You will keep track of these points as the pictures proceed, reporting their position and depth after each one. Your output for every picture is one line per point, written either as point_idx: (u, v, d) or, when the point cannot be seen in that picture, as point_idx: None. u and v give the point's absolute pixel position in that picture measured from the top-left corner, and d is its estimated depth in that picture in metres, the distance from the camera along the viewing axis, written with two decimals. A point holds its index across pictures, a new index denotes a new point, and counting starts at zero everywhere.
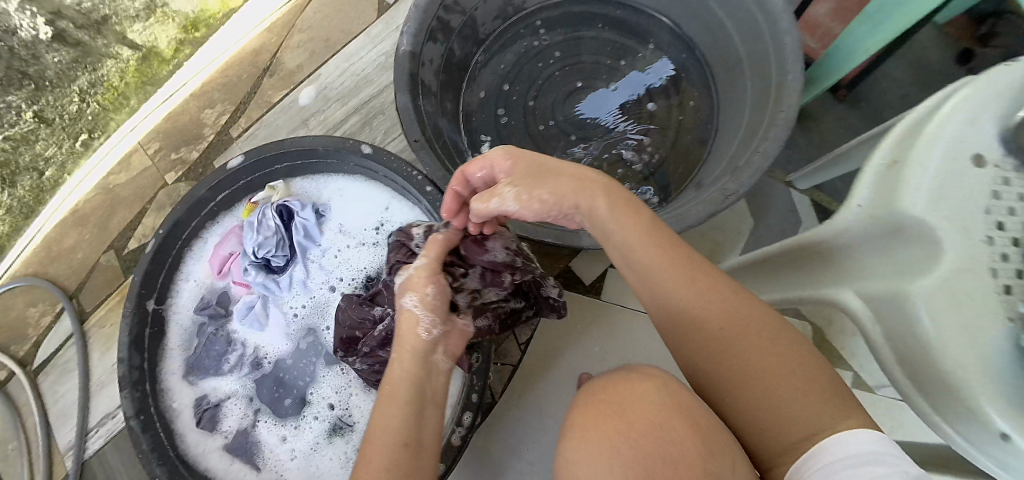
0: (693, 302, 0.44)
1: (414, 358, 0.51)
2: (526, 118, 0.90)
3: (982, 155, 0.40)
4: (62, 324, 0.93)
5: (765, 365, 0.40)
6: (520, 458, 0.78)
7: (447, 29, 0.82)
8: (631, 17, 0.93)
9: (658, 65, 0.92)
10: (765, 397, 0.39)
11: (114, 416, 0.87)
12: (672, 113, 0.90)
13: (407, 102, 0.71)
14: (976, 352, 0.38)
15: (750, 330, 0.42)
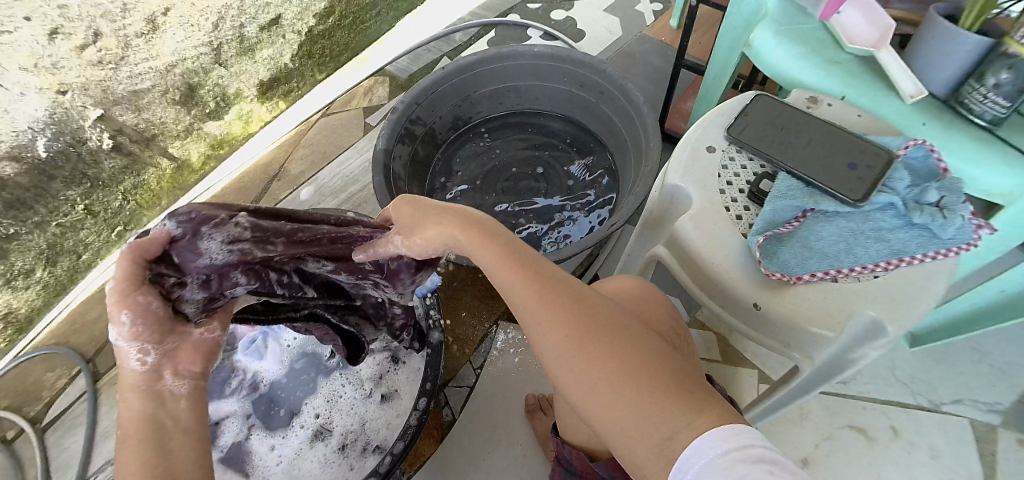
0: (546, 324, 0.50)
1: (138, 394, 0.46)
2: (477, 196, 1.20)
3: (710, 148, 0.73)
4: (77, 384, 1.06)
5: (602, 372, 0.46)
6: (477, 466, 0.92)
7: (414, 133, 1.12)
8: (550, 123, 1.30)
9: (574, 153, 1.26)
10: (606, 402, 0.45)
11: (114, 462, 0.95)
12: (584, 185, 1.20)
13: (380, 179, 0.98)
14: (722, 251, 0.64)
15: (594, 340, 0.47)
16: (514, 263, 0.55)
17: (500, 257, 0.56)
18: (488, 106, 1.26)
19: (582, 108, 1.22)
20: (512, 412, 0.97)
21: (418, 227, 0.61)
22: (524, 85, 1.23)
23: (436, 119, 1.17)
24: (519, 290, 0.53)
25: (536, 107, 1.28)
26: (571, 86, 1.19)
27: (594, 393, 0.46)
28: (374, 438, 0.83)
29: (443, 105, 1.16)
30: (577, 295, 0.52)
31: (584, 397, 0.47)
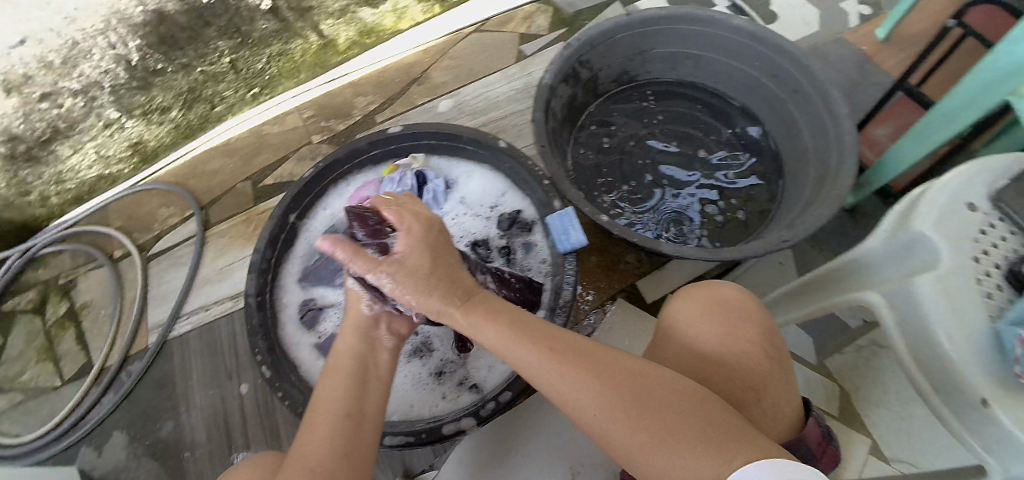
0: (575, 392, 0.53)
1: (355, 333, 0.63)
2: (622, 161, 1.10)
3: (973, 203, 0.57)
4: (186, 226, 1.07)
5: (638, 434, 0.49)
6: (545, 430, 0.95)
7: (578, 77, 1.03)
8: (721, 107, 1.17)
9: (734, 146, 1.14)
10: (652, 459, 0.48)
11: (207, 308, 0.98)
12: (739, 184, 1.10)
13: (541, 116, 0.90)
14: (959, 326, 0.53)
15: (628, 406, 0.51)
16: (545, 343, 0.57)
17: (518, 330, 0.58)
18: (658, 69, 1.15)
19: (765, 98, 1.09)
20: None
21: (444, 288, 0.62)
22: (707, 57, 1.10)
23: (603, 67, 1.07)
24: (551, 366, 0.55)
25: (709, 83, 1.16)
26: (761, 74, 1.05)
27: (622, 434, 0.50)
28: (472, 376, 0.82)
29: (614, 55, 1.06)
30: (610, 361, 0.55)
31: (608, 437, 0.51)
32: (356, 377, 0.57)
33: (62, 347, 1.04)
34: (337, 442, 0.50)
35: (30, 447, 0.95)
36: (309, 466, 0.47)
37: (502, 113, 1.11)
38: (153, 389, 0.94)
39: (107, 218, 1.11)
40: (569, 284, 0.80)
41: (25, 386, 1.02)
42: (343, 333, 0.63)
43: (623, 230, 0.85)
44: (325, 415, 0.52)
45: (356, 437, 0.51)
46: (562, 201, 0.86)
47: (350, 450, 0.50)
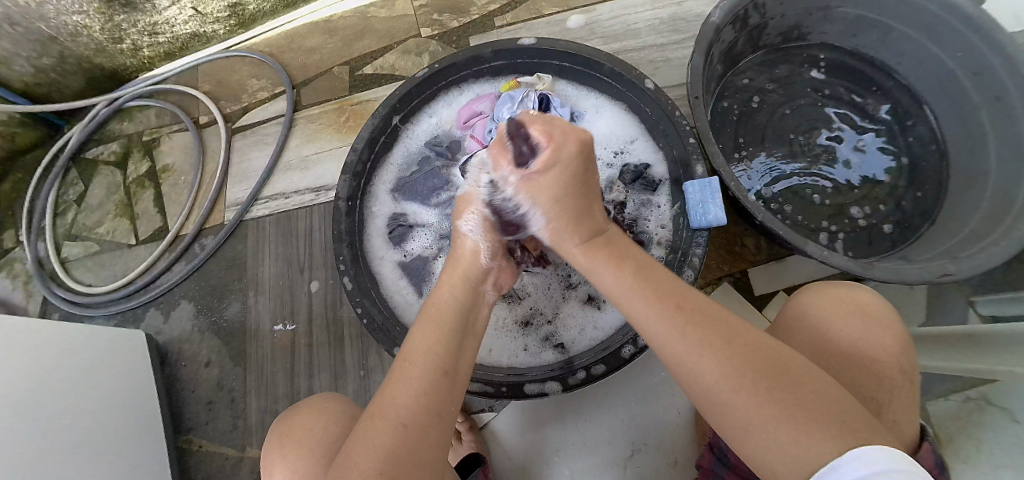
0: (669, 337, 0.42)
1: (463, 284, 0.50)
2: (762, 132, 0.90)
3: None
4: (275, 105, 0.99)
5: (760, 410, 0.36)
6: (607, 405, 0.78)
7: (745, 21, 0.83)
8: (898, 98, 0.90)
9: (902, 151, 0.88)
10: (757, 435, 0.36)
11: (287, 197, 0.92)
12: (895, 190, 0.86)
13: (700, 62, 0.73)
14: None
15: (749, 374, 0.38)
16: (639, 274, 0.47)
17: (643, 283, 0.46)
18: (836, 32, 0.91)
19: (953, 99, 0.83)
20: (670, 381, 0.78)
21: (569, 219, 0.50)
22: (899, 32, 0.85)
23: (775, 16, 0.87)
24: (642, 296, 0.45)
25: (891, 65, 0.90)
26: (959, 67, 0.81)
27: (730, 399, 0.38)
28: (559, 334, 0.72)
29: (793, 2, 0.85)
30: (710, 311, 0.43)
31: (713, 398, 0.39)
32: (458, 330, 0.47)
33: (141, 205, 1.02)
34: (426, 398, 0.42)
35: (104, 301, 0.96)
36: (401, 422, 0.40)
37: (639, 42, 0.94)
38: (224, 267, 0.92)
39: (196, 80, 1.05)
40: (696, 258, 0.66)
41: (101, 239, 1.02)
42: (447, 280, 0.51)
43: (767, 217, 0.67)
44: (417, 371, 0.43)
45: (445, 399, 0.43)
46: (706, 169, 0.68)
47: (444, 408, 0.42)
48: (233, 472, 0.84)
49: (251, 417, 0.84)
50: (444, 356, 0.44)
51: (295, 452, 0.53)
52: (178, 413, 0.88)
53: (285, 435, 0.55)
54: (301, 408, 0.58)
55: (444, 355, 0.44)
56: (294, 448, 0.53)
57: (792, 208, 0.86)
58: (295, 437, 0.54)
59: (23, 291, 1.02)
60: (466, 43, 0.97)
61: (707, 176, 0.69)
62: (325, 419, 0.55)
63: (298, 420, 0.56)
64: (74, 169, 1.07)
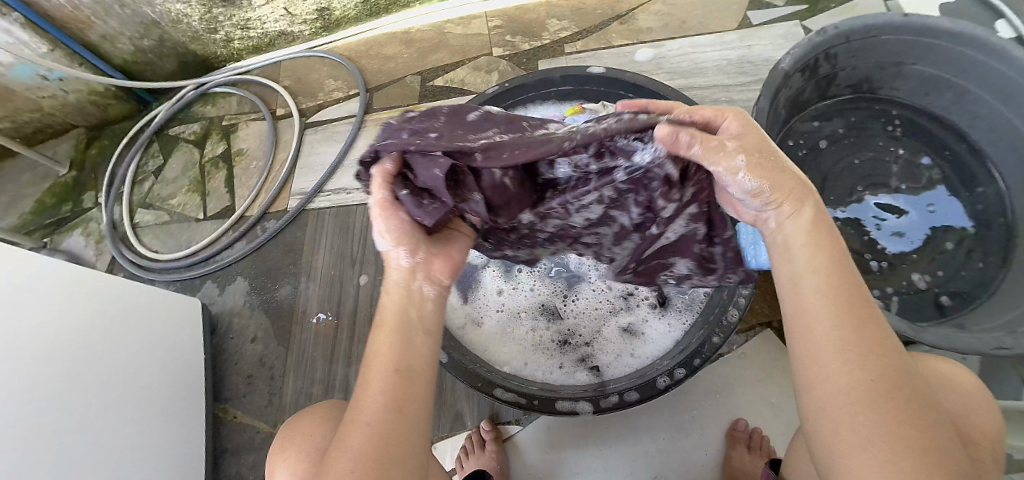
0: (825, 335, 0.38)
1: (404, 294, 0.46)
2: (821, 181, 0.89)
3: None
4: (348, 104, 1.06)
5: (879, 437, 0.34)
6: (635, 435, 0.78)
7: (816, 70, 0.84)
8: (968, 162, 0.88)
9: (965, 217, 0.86)
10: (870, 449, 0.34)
11: (349, 191, 0.98)
12: (958, 254, 0.83)
13: (765, 106, 0.74)
14: None
15: (894, 396, 0.35)
16: (829, 263, 0.41)
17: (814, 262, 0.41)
18: (907, 89, 0.91)
19: None
20: (702, 421, 0.78)
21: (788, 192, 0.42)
22: (976, 95, 0.84)
23: (846, 67, 0.87)
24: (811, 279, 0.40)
25: (963, 127, 0.88)
26: None
27: (841, 408, 0.36)
28: (596, 357, 0.73)
29: (867, 56, 0.86)
30: (876, 326, 0.39)
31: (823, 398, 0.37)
32: (408, 327, 0.45)
33: (213, 183, 1.09)
34: (387, 397, 0.41)
35: (167, 268, 1.03)
36: (364, 425, 0.39)
37: (704, 81, 0.96)
38: (281, 251, 0.97)
39: (278, 74, 1.13)
40: (740, 300, 0.66)
41: (172, 210, 1.09)
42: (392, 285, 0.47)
43: None
44: (377, 376, 0.42)
45: (405, 395, 0.41)
46: None
47: (403, 403, 0.41)
48: (262, 447, 0.87)
49: (287, 396, 0.88)
50: (393, 354, 0.43)
51: (295, 457, 0.54)
52: (220, 382, 0.93)
53: (288, 438, 0.57)
54: (299, 416, 0.59)
55: (397, 355, 0.43)
56: (294, 453, 0.55)
57: (844, 260, 0.84)
58: (293, 442, 0.56)
59: (94, 249, 1.10)
60: (535, 66, 1.01)
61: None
62: (319, 422, 0.56)
63: (299, 423, 0.58)
64: (156, 143, 1.16)
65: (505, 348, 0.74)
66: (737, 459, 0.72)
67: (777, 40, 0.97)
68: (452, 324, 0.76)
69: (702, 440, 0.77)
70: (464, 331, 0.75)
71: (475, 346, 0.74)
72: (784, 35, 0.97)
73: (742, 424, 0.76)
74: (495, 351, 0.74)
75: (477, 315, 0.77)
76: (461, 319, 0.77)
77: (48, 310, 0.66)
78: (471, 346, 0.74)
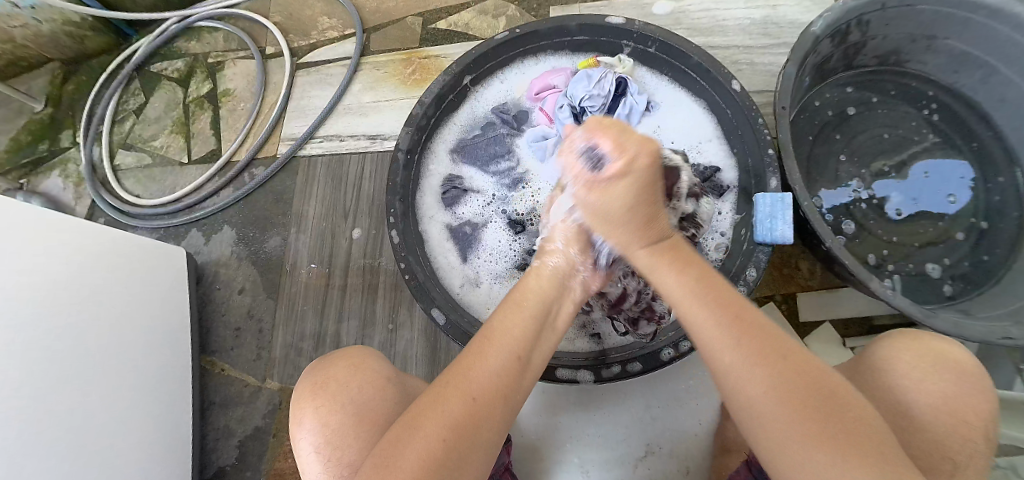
0: (722, 352, 0.39)
1: (550, 278, 0.50)
2: (840, 155, 0.85)
3: None
4: (343, 46, 0.98)
5: (813, 448, 0.34)
6: (626, 402, 0.77)
7: (845, 36, 0.78)
8: (990, 149, 0.83)
9: (979, 212, 0.81)
10: (799, 456, 0.35)
11: (342, 140, 0.92)
12: (968, 238, 0.80)
13: (794, 71, 0.69)
14: None
15: (816, 411, 0.35)
16: (703, 279, 0.44)
17: (701, 287, 0.43)
18: (936, 64, 0.85)
19: None
20: (697, 392, 0.76)
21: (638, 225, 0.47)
22: (1006, 76, 0.78)
23: (877, 36, 0.81)
24: (700, 302, 0.42)
25: (989, 109, 0.83)
26: None
27: (772, 428, 0.36)
28: (597, 324, 0.71)
29: (902, 24, 0.79)
30: (768, 326, 0.41)
31: (755, 419, 0.37)
32: (539, 320, 0.46)
33: (198, 125, 1.03)
34: (503, 379, 0.41)
35: (151, 214, 0.98)
36: (470, 396, 0.39)
37: (725, 40, 0.89)
38: (270, 200, 0.92)
39: (267, 9, 1.05)
40: (751, 275, 0.63)
41: (155, 153, 1.03)
42: (536, 272, 0.51)
43: (836, 244, 0.61)
44: (498, 348, 0.42)
45: (516, 385, 0.42)
46: (781, 182, 0.65)
47: (511, 393, 0.41)
48: (250, 400, 0.85)
49: (276, 350, 0.86)
50: (521, 341, 0.44)
51: (328, 407, 0.50)
52: (208, 334, 0.90)
53: (320, 384, 0.52)
54: (334, 359, 0.55)
55: (523, 341, 0.44)
56: (329, 402, 0.50)
57: (850, 236, 0.81)
58: (332, 388, 0.51)
59: (74, 191, 1.05)
60: (546, 12, 0.94)
61: (780, 191, 0.64)
62: (364, 377, 0.52)
63: (334, 370, 0.53)
64: (137, 79, 1.08)
65: None
66: (729, 430, 0.70)
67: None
68: (450, 285, 0.72)
69: (698, 410, 0.75)
70: (461, 292, 0.72)
71: (470, 308, 0.71)
72: None
73: None
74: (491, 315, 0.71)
75: (473, 276, 0.73)
76: (457, 280, 0.73)
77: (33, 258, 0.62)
78: (468, 308, 0.71)
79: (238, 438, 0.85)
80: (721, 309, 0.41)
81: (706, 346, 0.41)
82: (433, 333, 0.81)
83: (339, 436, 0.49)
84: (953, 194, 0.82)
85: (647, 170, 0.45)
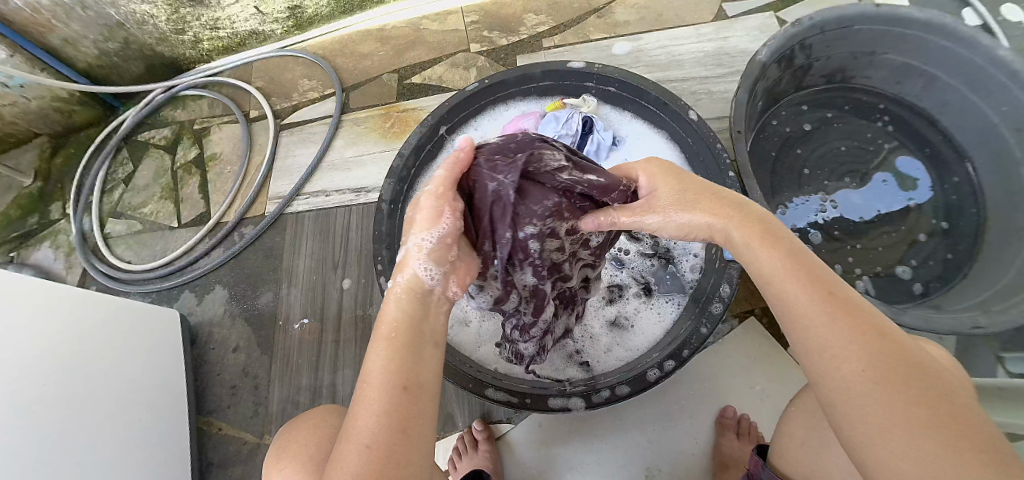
0: (815, 322, 0.39)
1: (413, 293, 0.45)
2: (800, 170, 0.90)
3: None
4: (325, 104, 1.04)
5: (905, 423, 0.33)
6: (623, 424, 0.78)
7: (791, 61, 0.84)
8: (940, 151, 0.89)
9: (939, 212, 0.86)
10: (897, 440, 0.33)
11: (329, 194, 0.96)
12: (930, 238, 0.85)
13: (745, 98, 0.74)
14: None
15: (918, 398, 0.34)
16: (794, 257, 0.43)
17: (791, 262, 0.42)
18: (880, 77, 0.91)
19: (996, 150, 0.82)
20: (693, 411, 0.78)
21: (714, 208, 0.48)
22: (945, 83, 0.85)
23: (821, 58, 0.88)
24: (789, 274, 0.41)
25: (935, 115, 0.89)
26: (1003, 121, 0.80)
27: (859, 404, 0.35)
28: (585, 352, 0.73)
29: (842, 46, 0.86)
30: (857, 302, 0.40)
31: (842, 396, 0.36)
32: (415, 340, 0.42)
33: (187, 189, 1.06)
34: (390, 416, 0.38)
35: (143, 279, 1.00)
36: (363, 443, 0.37)
37: (682, 73, 0.96)
38: (261, 257, 0.95)
39: (250, 75, 1.10)
40: (725, 291, 0.66)
41: (145, 219, 1.06)
42: (395, 293, 0.45)
43: None
44: (378, 387, 0.39)
45: (412, 413, 0.39)
46: None
47: (410, 425, 0.38)
48: (250, 458, 0.85)
49: (274, 405, 0.86)
50: (401, 371, 0.40)
51: (293, 464, 0.51)
52: (204, 394, 0.91)
53: (288, 446, 0.54)
54: (302, 421, 0.57)
55: (403, 368, 0.40)
56: (292, 461, 0.52)
57: (817, 245, 0.85)
58: (295, 450, 0.53)
59: (65, 262, 1.06)
60: (514, 61, 1.00)
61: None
62: (320, 434, 0.53)
63: (299, 433, 0.55)
64: (124, 149, 1.11)
65: (492, 348, 0.74)
66: (727, 446, 0.73)
67: (753, 31, 0.98)
68: None
69: (696, 430, 0.77)
70: (452, 332, 0.75)
71: (461, 345, 0.74)
72: (760, 25, 0.98)
73: (730, 411, 0.77)
74: (482, 352, 0.74)
75: (462, 315, 0.76)
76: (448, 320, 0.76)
77: (31, 331, 0.64)
78: (459, 346, 0.74)
79: None
80: (812, 282, 0.40)
81: (795, 322, 0.40)
82: None
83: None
84: (908, 197, 0.88)
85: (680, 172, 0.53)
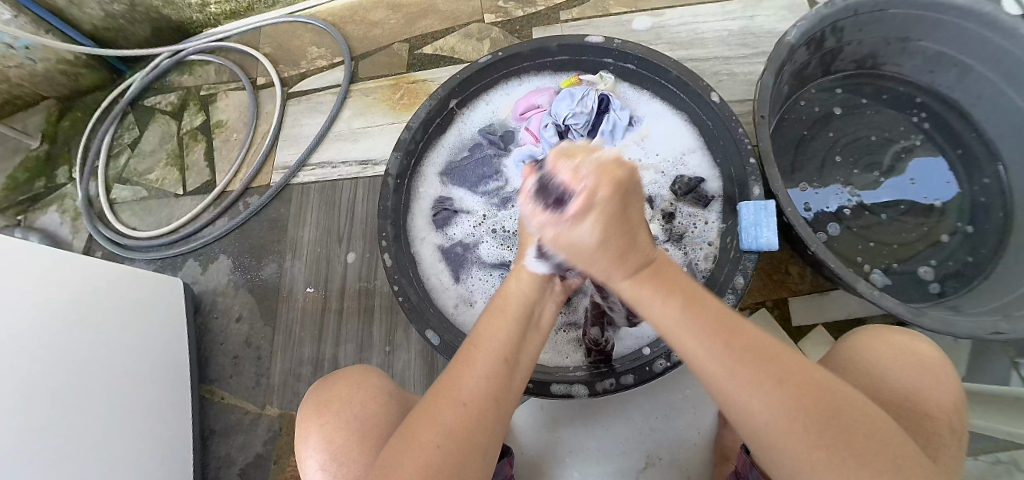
0: (715, 372, 0.38)
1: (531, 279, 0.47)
2: (822, 158, 0.86)
3: None
4: (333, 74, 1.01)
5: (806, 447, 0.35)
6: (623, 411, 0.77)
7: (821, 43, 0.80)
8: (970, 147, 0.85)
9: (962, 215, 0.82)
10: (802, 465, 0.35)
11: (335, 166, 0.94)
12: (953, 238, 0.81)
13: (770, 80, 0.70)
14: None
15: (803, 408, 0.35)
16: (684, 279, 0.44)
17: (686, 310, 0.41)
18: (912, 66, 0.87)
19: None
20: (697, 402, 0.77)
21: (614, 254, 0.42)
22: (981, 74, 0.80)
23: (851, 42, 0.83)
24: (684, 321, 0.40)
25: (968, 109, 0.85)
26: None
27: (768, 436, 0.36)
28: None
29: (874, 30, 0.82)
30: (751, 335, 0.40)
31: (750, 428, 0.37)
32: (522, 322, 0.45)
33: (192, 157, 1.04)
34: (493, 383, 0.40)
35: (147, 246, 0.99)
36: (460, 402, 0.39)
37: (704, 52, 0.92)
38: (266, 227, 0.94)
39: (257, 41, 1.07)
40: (739, 282, 0.64)
41: (150, 185, 1.05)
42: (516, 271, 0.48)
43: (820, 248, 0.62)
44: (484, 354, 0.42)
45: (507, 386, 0.41)
46: (763, 190, 0.66)
47: (503, 396, 0.40)
48: (251, 428, 0.86)
49: (275, 377, 0.86)
50: (507, 343, 0.43)
51: (333, 425, 0.52)
52: (206, 362, 0.91)
53: (324, 403, 0.54)
54: (337, 378, 0.56)
55: (508, 343, 0.43)
56: (333, 419, 0.52)
57: (833, 235, 0.82)
58: (334, 406, 0.53)
59: (71, 226, 1.06)
60: (529, 34, 0.96)
61: (763, 198, 0.66)
62: (365, 393, 0.53)
63: (338, 388, 0.55)
64: (131, 114, 1.10)
65: None
66: (728, 438, 0.71)
67: (782, 10, 0.93)
68: (444, 306, 0.73)
69: (699, 421, 0.76)
70: (456, 311, 0.73)
71: (466, 328, 0.72)
72: (789, 4, 0.93)
73: None
74: None
75: (467, 295, 0.74)
76: (452, 300, 0.74)
77: (38, 295, 0.64)
78: (462, 327, 0.72)
79: (239, 466, 0.84)
80: (709, 330, 0.40)
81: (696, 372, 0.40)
82: (430, 355, 0.82)
83: (344, 452, 0.50)
84: (931, 195, 0.84)
85: (614, 201, 0.39)
